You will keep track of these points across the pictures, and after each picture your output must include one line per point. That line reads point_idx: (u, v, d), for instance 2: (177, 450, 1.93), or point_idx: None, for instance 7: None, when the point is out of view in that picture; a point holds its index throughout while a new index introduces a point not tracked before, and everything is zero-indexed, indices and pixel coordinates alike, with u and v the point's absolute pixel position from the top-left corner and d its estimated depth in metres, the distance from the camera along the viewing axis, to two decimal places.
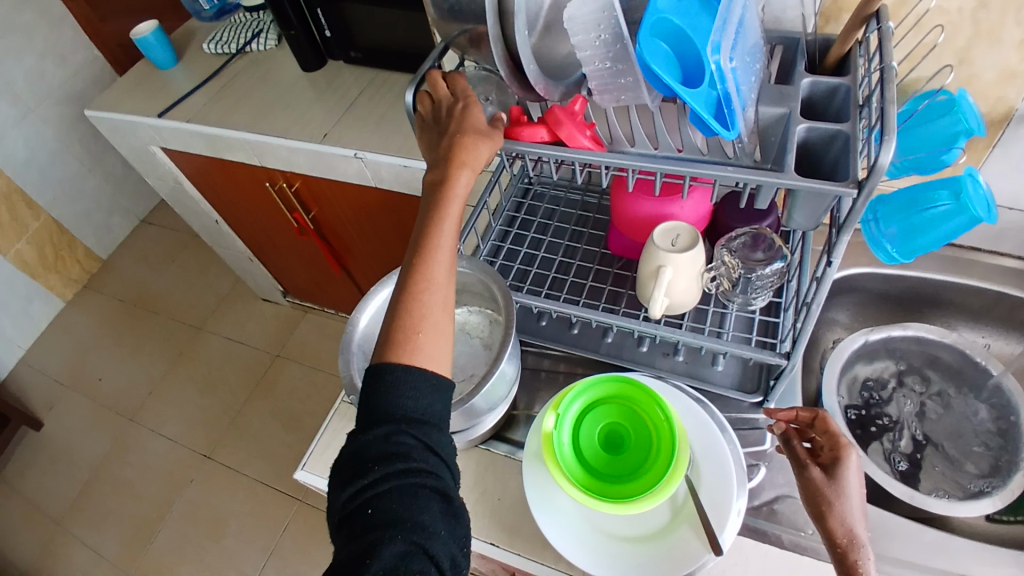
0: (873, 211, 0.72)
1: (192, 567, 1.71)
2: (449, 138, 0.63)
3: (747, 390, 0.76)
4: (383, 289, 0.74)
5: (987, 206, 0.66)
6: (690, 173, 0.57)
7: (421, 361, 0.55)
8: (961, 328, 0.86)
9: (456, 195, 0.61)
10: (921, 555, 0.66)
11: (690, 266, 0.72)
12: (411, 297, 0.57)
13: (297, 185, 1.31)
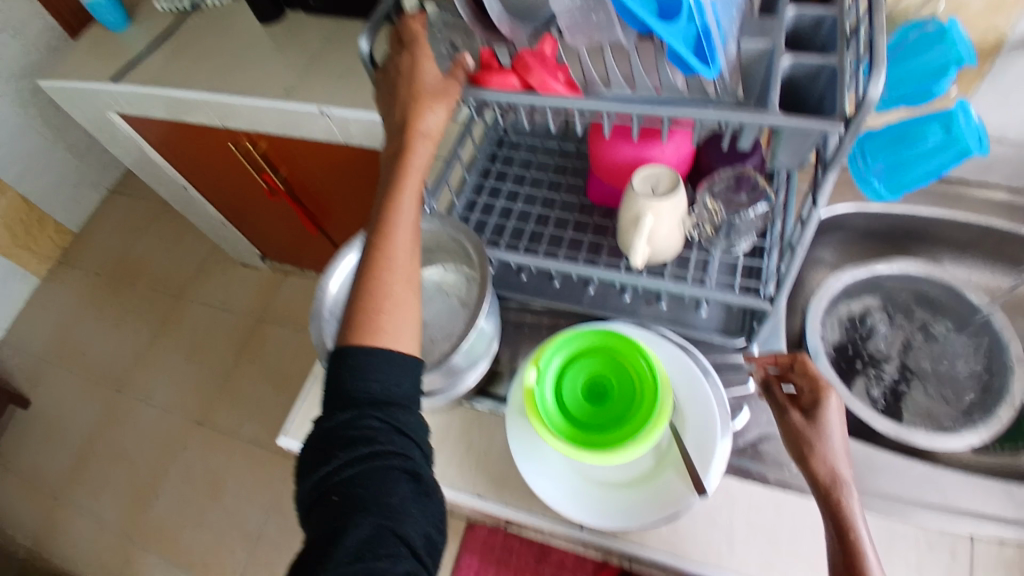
0: (861, 145, 0.70)
1: (194, 531, 1.74)
2: (402, 107, 0.61)
3: (730, 333, 0.76)
4: (351, 252, 0.73)
5: (979, 136, 0.62)
6: (669, 115, 0.54)
7: (388, 340, 0.55)
8: (947, 260, 0.85)
9: (414, 166, 0.61)
10: (902, 487, 0.67)
11: (671, 212, 0.70)
12: (372, 278, 0.57)
13: (263, 146, 1.27)
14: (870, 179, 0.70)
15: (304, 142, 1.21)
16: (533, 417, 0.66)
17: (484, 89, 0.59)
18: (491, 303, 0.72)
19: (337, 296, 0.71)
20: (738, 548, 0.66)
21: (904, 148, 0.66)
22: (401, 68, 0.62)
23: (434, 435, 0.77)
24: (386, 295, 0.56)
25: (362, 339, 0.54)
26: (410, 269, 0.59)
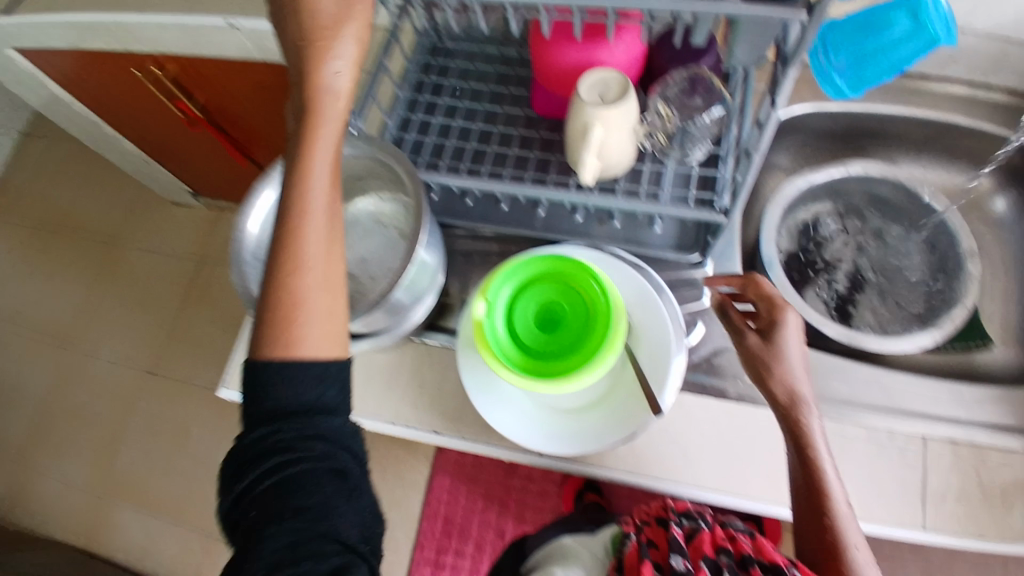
0: (823, 39, 0.64)
1: (165, 479, 1.69)
2: (296, 59, 0.51)
3: (684, 250, 0.73)
4: (269, 189, 0.66)
5: (948, 23, 0.58)
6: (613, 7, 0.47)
7: (303, 347, 0.49)
8: (902, 159, 0.83)
9: (321, 136, 0.52)
10: (854, 391, 0.68)
11: (621, 121, 0.64)
12: (282, 279, 0.49)
13: (172, 69, 1.10)
14: (831, 74, 0.65)
15: (213, 61, 1.06)
16: (484, 351, 0.62)
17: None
18: (432, 233, 0.67)
19: (260, 238, 0.65)
20: (695, 461, 0.66)
21: (870, 39, 0.61)
22: (288, 15, 0.51)
23: (385, 375, 0.74)
24: (301, 300, 0.49)
25: (278, 355, 0.48)
26: (327, 263, 0.51)
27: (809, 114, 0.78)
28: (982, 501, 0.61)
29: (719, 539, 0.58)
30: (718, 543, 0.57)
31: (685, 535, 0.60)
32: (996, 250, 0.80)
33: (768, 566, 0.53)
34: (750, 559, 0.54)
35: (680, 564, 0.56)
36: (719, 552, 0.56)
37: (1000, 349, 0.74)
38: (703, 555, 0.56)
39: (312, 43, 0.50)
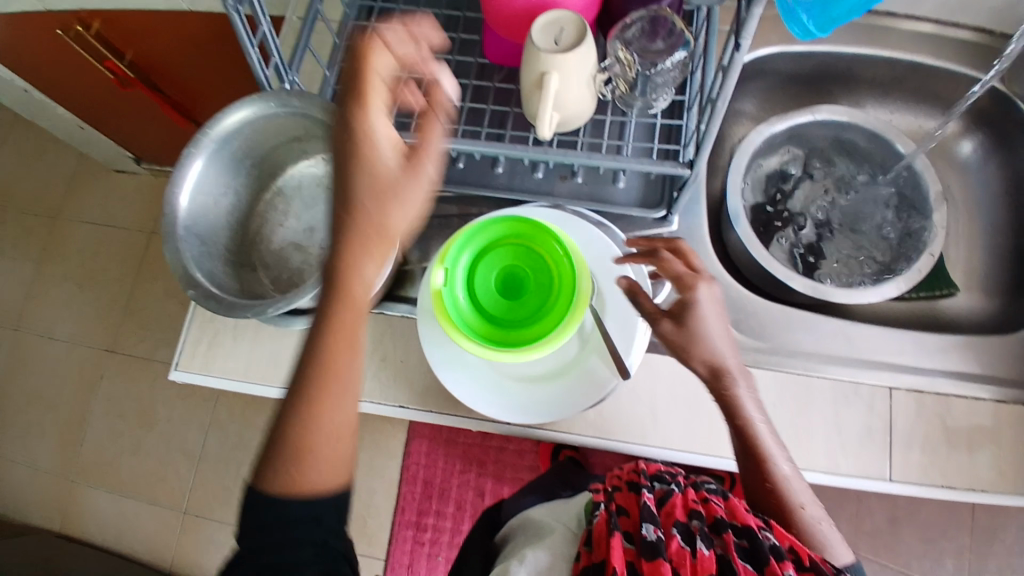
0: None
1: (133, 459, 1.43)
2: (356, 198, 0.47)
3: (649, 207, 0.70)
4: (196, 157, 0.59)
5: None
6: None
7: (307, 483, 0.46)
8: (870, 103, 0.80)
9: (359, 296, 0.48)
10: (823, 344, 0.67)
11: (579, 69, 0.60)
12: (299, 416, 0.47)
13: (98, 26, 0.98)
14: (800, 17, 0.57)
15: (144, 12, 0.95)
16: (443, 320, 0.59)
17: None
18: None
19: (193, 211, 0.60)
20: (664, 422, 0.65)
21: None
22: (359, 155, 0.48)
23: None
24: (312, 435, 0.46)
25: (283, 489, 0.46)
26: (346, 407, 0.48)
27: (774, 56, 0.75)
28: (943, 445, 0.63)
29: (692, 504, 0.57)
30: (691, 508, 0.56)
31: (657, 501, 0.58)
32: (960, 196, 0.80)
33: (741, 530, 0.52)
34: (722, 524, 0.53)
35: (652, 533, 0.52)
36: (692, 517, 0.55)
37: (965, 295, 0.75)
38: (676, 520, 0.54)
39: (373, 162, 0.48)
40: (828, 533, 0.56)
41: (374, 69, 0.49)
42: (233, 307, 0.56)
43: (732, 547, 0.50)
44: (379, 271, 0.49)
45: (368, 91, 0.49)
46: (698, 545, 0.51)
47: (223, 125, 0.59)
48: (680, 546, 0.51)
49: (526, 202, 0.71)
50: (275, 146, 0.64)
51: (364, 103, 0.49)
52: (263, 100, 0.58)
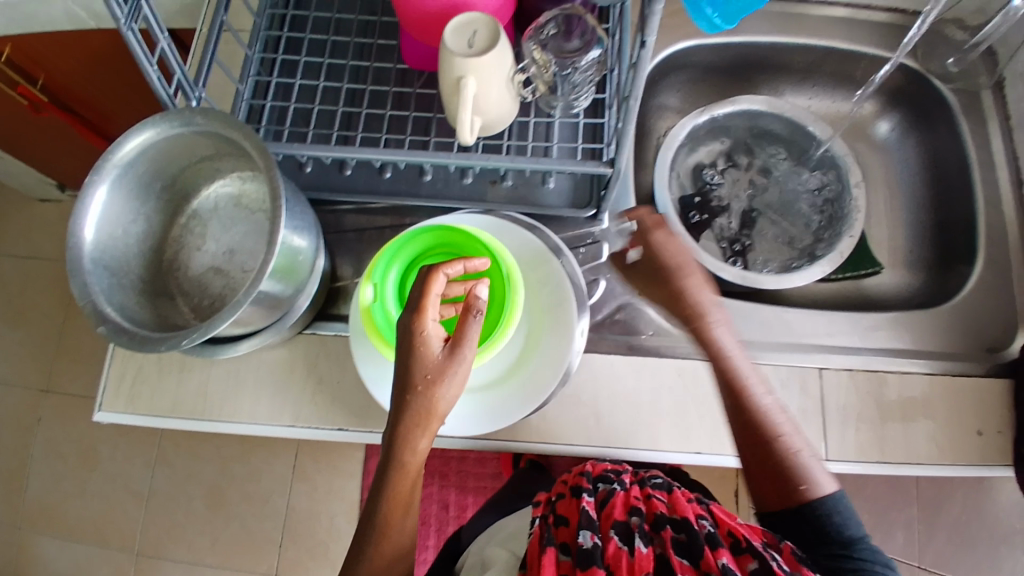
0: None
1: (80, 502, 1.32)
2: (408, 390, 0.52)
3: (579, 207, 0.70)
4: (101, 187, 0.55)
5: None
6: None
7: None
8: (789, 91, 0.82)
9: (411, 468, 0.54)
10: (756, 332, 0.69)
11: (494, 71, 0.59)
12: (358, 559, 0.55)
13: (7, 52, 0.94)
14: (711, 17, 0.53)
15: (51, 35, 0.91)
16: (375, 337, 0.57)
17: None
18: (298, 212, 0.59)
19: (100, 243, 0.56)
20: (606, 420, 0.66)
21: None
22: (406, 352, 0.51)
23: (275, 377, 0.67)
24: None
25: None
26: (401, 551, 0.55)
27: (694, 49, 0.76)
28: (875, 420, 0.65)
29: (632, 500, 0.59)
30: (630, 505, 0.58)
31: (596, 502, 0.59)
32: (880, 176, 0.83)
33: (678, 524, 0.55)
34: (660, 519, 0.56)
35: (587, 540, 0.53)
36: (631, 513, 0.56)
37: (889, 272, 0.78)
38: (613, 522, 0.55)
39: (422, 370, 0.51)
40: (812, 466, 0.58)
41: (433, 292, 0.52)
42: (145, 341, 0.53)
43: (669, 543, 0.53)
44: (430, 441, 0.54)
45: (425, 307, 0.52)
46: (635, 543, 0.53)
47: (125, 151, 0.55)
48: (617, 548, 0.53)
49: (456, 209, 0.70)
50: (185, 166, 0.61)
51: (421, 313, 0.52)
52: (165, 120, 0.55)
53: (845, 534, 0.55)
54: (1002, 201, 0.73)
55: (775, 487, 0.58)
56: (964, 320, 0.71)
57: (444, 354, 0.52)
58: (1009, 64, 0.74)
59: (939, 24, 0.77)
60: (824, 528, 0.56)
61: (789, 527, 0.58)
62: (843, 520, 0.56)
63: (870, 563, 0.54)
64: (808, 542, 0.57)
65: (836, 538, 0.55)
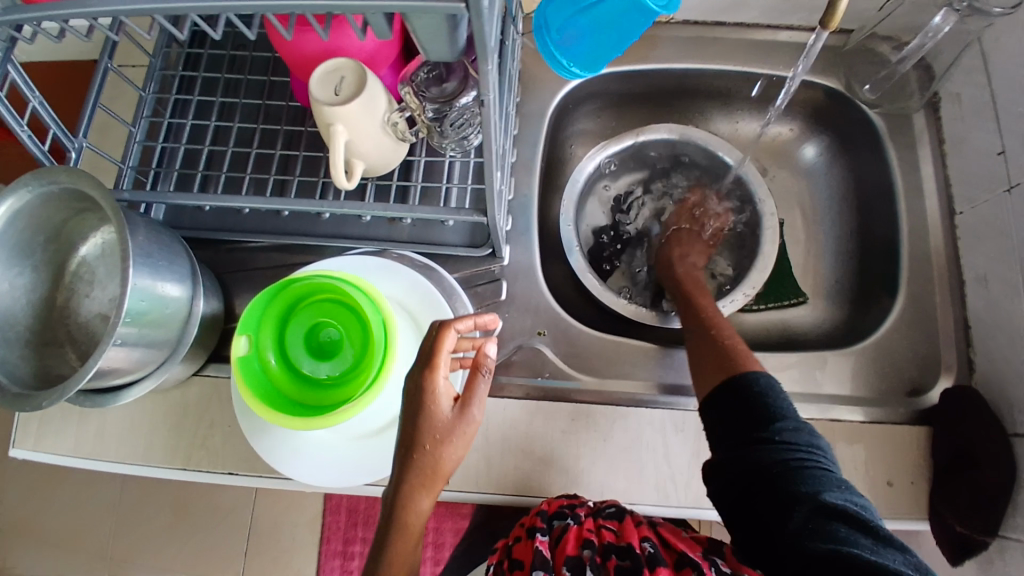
0: (559, 29, 0.49)
1: (50, 514, 1.30)
2: (419, 452, 0.51)
3: (476, 245, 0.68)
4: None
5: None
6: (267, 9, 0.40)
7: None
8: (712, 115, 0.80)
9: (412, 527, 0.53)
10: (655, 373, 0.69)
11: (365, 118, 0.57)
12: None
13: None
14: (569, 67, 0.51)
15: None
16: (246, 394, 0.58)
17: (23, 6, 0.42)
18: (172, 260, 0.61)
19: None
20: (496, 467, 0.64)
21: (599, 33, 0.48)
22: (413, 409, 0.51)
23: (168, 421, 0.68)
24: None
25: None
26: None
27: (609, 77, 0.75)
28: None
29: (584, 532, 0.58)
30: (582, 536, 0.58)
31: (550, 539, 0.59)
32: (807, 201, 0.79)
33: (623, 550, 0.57)
34: (607, 547, 0.57)
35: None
36: (582, 547, 0.57)
37: (812, 305, 0.76)
38: (566, 558, 0.57)
39: (430, 429, 0.51)
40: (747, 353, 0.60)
41: (445, 349, 0.52)
42: (22, 402, 0.52)
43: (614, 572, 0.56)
44: (431, 500, 0.53)
45: (438, 362, 0.51)
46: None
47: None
48: None
49: (351, 249, 0.69)
50: (65, 221, 0.61)
51: (432, 369, 0.51)
52: (37, 177, 0.55)
53: (779, 409, 0.54)
54: (929, 229, 0.68)
55: (719, 371, 0.58)
56: (878, 359, 0.67)
57: (456, 412, 0.52)
58: (943, 81, 0.69)
59: (870, 40, 0.71)
60: (759, 402, 0.54)
61: (736, 407, 0.55)
62: (780, 397, 0.55)
63: (805, 439, 0.52)
64: (757, 424, 0.53)
65: (771, 413, 0.53)
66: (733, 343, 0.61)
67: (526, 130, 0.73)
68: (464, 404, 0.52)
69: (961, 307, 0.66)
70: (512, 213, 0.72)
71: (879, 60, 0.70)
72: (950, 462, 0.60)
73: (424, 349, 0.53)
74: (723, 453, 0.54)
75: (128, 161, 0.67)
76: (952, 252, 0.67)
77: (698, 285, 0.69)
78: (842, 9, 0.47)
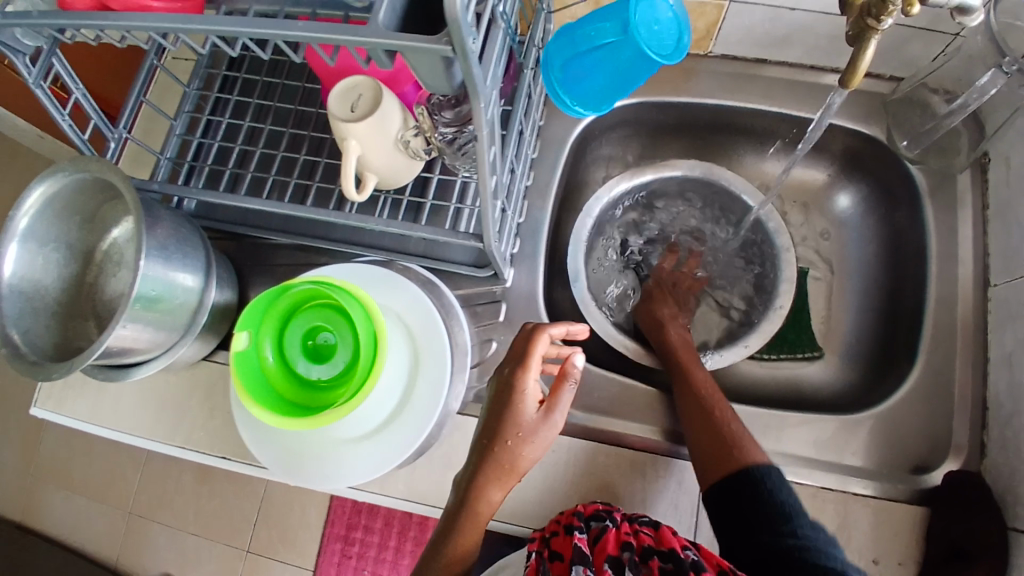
0: (563, 67, 0.48)
1: (88, 460, 1.42)
2: (500, 440, 0.53)
3: (479, 266, 0.69)
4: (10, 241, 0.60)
5: (670, 40, 0.46)
6: (266, 38, 0.42)
7: None
8: (742, 152, 0.77)
9: (482, 518, 0.54)
10: (642, 414, 0.68)
11: (376, 136, 0.59)
12: None
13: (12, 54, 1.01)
14: (572, 106, 0.50)
15: None
16: (240, 389, 0.59)
17: (57, 11, 0.45)
18: (188, 252, 0.65)
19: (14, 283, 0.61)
20: None
21: (604, 74, 0.48)
22: (500, 398, 0.54)
23: (177, 400, 0.73)
24: None
25: None
26: None
27: (636, 106, 0.73)
28: None
29: (623, 536, 0.55)
30: (621, 539, 0.54)
31: (588, 538, 0.55)
32: (834, 251, 0.76)
33: (666, 554, 0.52)
34: (647, 550, 0.53)
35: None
36: (622, 548, 0.53)
37: (824, 361, 0.72)
38: (606, 556, 0.53)
39: (514, 422, 0.53)
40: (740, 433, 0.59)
41: (538, 353, 0.55)
42: (39, 372, 0.56)
43: (656, 574, 0.51)
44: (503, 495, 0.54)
45: (529, 363, 0.54)
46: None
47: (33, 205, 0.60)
48: None
49: (360, 256, 0.71)
50: (97, 208, 0.65)
51: (525, 367, 0.54)
52: (76, 164, 0.60)
53: (787, 505, 0.53)
54: (958, 299, 0.64)
55: (718, 456, 0.57)
56: (884, 429, 0.63)
57: (544, 411, 0.54)
58: (994, 141, 0.64)
59: (921, 90, 0.64)
60: (763, 500, 0.54)
61: (737, 501, 0.54)
62: (777, 487, 0.54)
63: (820, 536, 0.51)
64: (763, 518, 0.53)
65: (777, 512, 0.53)
66: (731, 428, 0.58)
67: (545, 154, 0.73)
68: (553, 404, 0.54)
69: (982, 386, 0.62)
70: (521, 236, 0.72)
71: (928, 112, 0.64)
72: (946, 551, 0.56)
73: (517, 347, 0.56)
74: (734, 543, 0.54)
75: (166, 153, 0.72)
76: (980, 325, 0.63)
77: (687, 349, 0.68)
78: (865, 68, 0.45)
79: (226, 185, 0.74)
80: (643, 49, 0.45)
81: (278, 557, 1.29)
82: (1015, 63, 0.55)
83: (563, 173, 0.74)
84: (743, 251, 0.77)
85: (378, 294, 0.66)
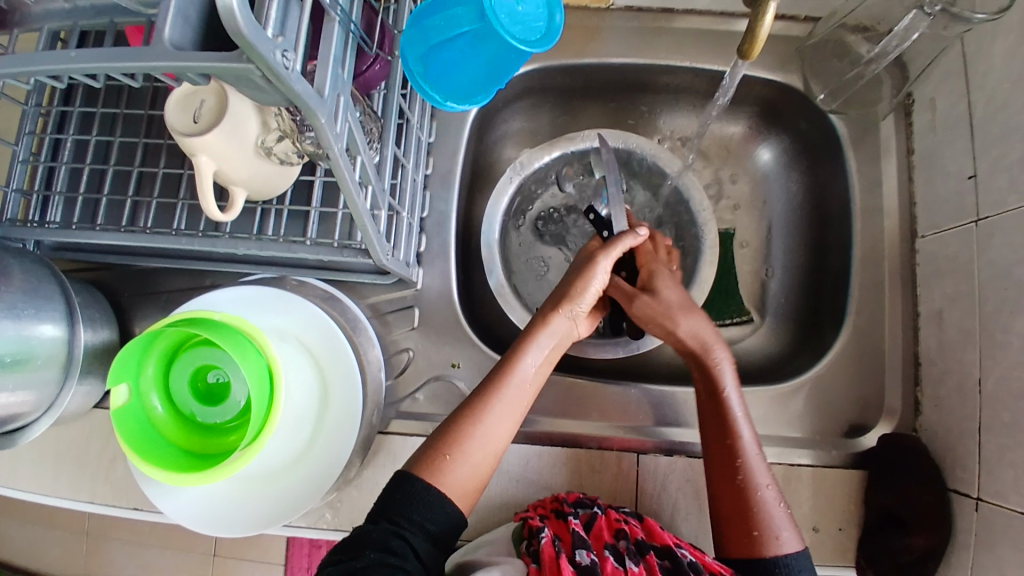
0: (421, 62, 0.41)
1: None
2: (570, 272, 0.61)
3: (381, 272, 0.64)
4: None
5: (536, 22, 0.39)
6: (36, 72, 0.34)
7: (449, 483, 0.51)
8: (661, 112, 0.71)
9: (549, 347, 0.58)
10: (569, 410, 0.66)
11: (233, 148, 0.50)
12: (454, 422, 0.53)
13: None
14: (443, 101, 0.43)
15: None
16: (128, 443, 0.52)
17: None
18: (42, 301, 0.56)
19: None
20: None
21: (470, 63, 0.41)
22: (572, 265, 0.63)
23: (74, 453, 0.67)
24: (468, 436, 0.52)
25: (429, 477, 0.51)
26: (508, 419, 0.54)
27: (537, 73, 0.68)
28: (693, 511, 0.61)
29: (615, 523, 0.54)
30: (615, 527, 0.53)
31: (581, 525, 0.54)
32: (762, 209, 0.72)
33: (662, 549, 0.52)
34: (643, 543, 0.51)
35: (584, 558, 0.49)
36: (618, 537, 0.52)
37: (755, 326, 0.70)
38: (605, 542, 0.51)
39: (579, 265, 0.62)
40: (769, 501, 0.52)
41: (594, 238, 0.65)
42: None
43: (654, 566, 0.50)
44: (566, 327, 0.59)
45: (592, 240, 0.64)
46: (627, 565, 0.49)
47: None
48: (614, 567, 0.49)
49: (247, 278, 0.64)
50: None
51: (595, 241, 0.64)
52: None
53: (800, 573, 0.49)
54: (884, 253, 0.62)
55: (746, 518, 0.52)
56: (815, 397, 0.62)
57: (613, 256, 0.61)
58: (917, 83, 0.60)
59: (838, 32, 0.59)
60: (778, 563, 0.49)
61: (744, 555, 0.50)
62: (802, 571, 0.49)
63: None
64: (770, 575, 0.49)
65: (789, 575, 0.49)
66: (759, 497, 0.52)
67: (444, 138, 0.66)
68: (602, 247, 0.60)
69: (912, 343, 0.60)
70: (426, 233, 0.66)
71: (849, 57, 0.59)
72: (882, 517, 0.56)
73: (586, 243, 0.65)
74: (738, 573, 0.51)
75: (11, 184, 0.61)
76: (908, 279, 0.61)
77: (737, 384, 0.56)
78: (763, 39, 0.40)
79: (86, 212, 0.65)
80: (506, 37, 0.38)
81: (246, 556, 1.26)
82: (938, 2, 0.51)
83: (467, 157, 0.68)
84: (668, 217, 0.71)
85: (267, 316, 0.59)
